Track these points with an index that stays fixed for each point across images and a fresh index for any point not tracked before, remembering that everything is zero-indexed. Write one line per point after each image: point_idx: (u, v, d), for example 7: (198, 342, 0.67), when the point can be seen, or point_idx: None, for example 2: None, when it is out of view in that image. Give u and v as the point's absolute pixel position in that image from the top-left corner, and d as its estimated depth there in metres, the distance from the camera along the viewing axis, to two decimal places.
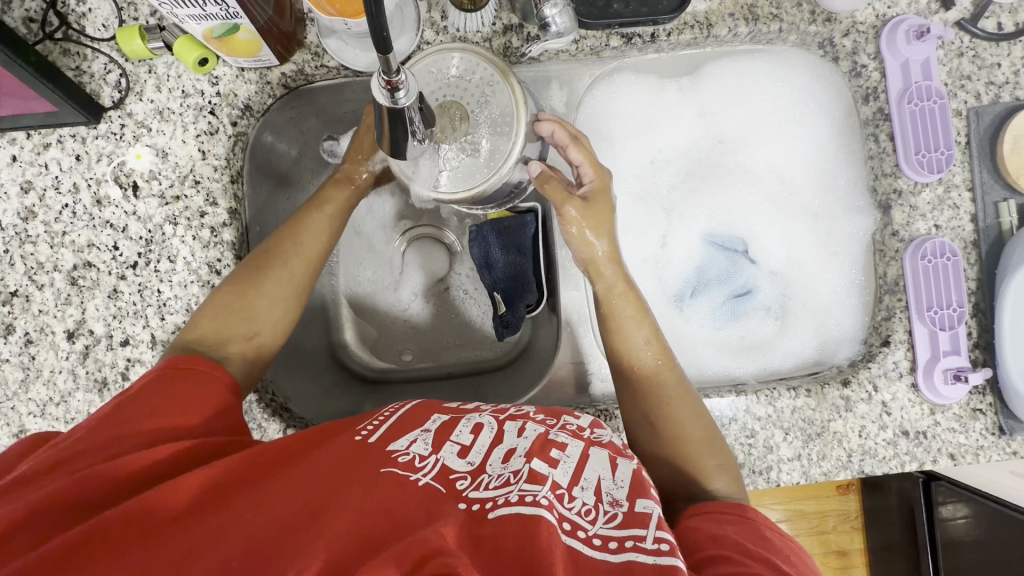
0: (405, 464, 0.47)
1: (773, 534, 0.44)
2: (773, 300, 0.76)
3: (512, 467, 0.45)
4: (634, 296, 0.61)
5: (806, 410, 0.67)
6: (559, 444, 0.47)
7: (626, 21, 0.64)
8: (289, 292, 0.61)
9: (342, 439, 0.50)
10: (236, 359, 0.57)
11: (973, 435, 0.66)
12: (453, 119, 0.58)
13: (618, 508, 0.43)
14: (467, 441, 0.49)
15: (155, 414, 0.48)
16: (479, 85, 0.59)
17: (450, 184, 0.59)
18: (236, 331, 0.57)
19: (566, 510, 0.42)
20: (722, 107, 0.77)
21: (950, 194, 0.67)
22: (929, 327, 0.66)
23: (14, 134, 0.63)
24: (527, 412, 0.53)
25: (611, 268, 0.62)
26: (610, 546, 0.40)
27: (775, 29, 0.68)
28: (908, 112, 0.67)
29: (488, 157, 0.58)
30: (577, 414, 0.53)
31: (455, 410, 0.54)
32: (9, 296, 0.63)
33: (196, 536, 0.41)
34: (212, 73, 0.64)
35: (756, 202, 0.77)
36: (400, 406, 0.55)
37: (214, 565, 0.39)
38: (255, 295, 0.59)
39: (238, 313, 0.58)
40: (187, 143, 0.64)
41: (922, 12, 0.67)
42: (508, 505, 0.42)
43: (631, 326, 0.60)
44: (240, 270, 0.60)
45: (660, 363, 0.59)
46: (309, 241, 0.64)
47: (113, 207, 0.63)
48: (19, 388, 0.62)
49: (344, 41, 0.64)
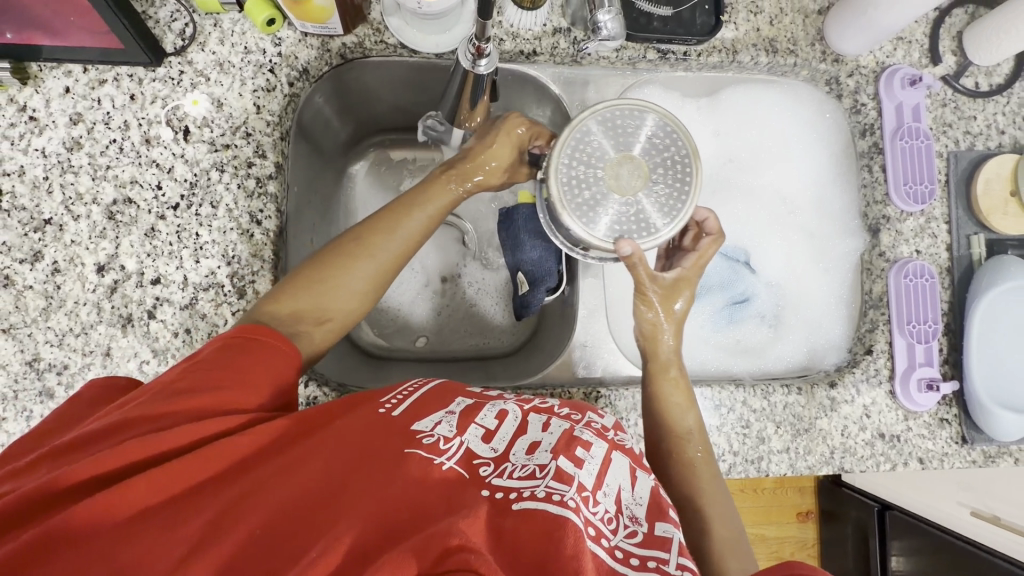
0: (429, 445, 0.48)
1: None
2: (768, 308, 0.82)
3: (537, 459, 0.48)
4: (684, 385, 0.64)
5: (797, 406, 0.72)
6: (584, 443, 0.49)
7: (663, 38, 0.72)
8: (365, 290, 0.61)
9: (364, 411, 0.51)
10: (306, 338, 0.57)
11: (940, 442, 0.73)
12: (629, 173, 0.56)
13: (638, 525, 0.45)
14: (492, 426, 0.52)
15: (190, 392, 0.48)
16: (669, 157, 0.57)
17: (598, 225, 0.56)
18: (311, 313, 0.58)
19: (590, 514, 0.44)
20: (735, 129, 0.83)
21: (930, 225, 0.76)
22: (908, 339, 0.73)
23: (71, 67, 0.64)
24: (551, 405, 0.57)
25: (669, 349, 0.65)
26: (632, 561, 0.42)
27: (790, 63, 0.77)
28: (900, 148, 0.75)
29: (652, 218, 0.56)
30: (600, 414, 0.57)
31: (477, 396, 0.57)
32: (41, 224, 0.62)
33: (216, 515, 0.42)
34: (276, 34, 0.67)
35: (761, 216, 0.83)
36: (421, 383, 0.58)
37: (239, 540, 0.40)
38: (336, 283, 0.59)
39: (314, 297, 0.58)
40: (243, 96, 0.66)
41: (914, 65, 0.77)
42: (534, 500, 0.44)
43: (677, 412, 0.63)
44: (321, 257, 0.61)
45: (700, 455, 0.62)
46: (388, 254, 0.62)
47: (162, 147, 0.65)
48: (39, 316, 0.62)
49: (405, 20, 0.68)
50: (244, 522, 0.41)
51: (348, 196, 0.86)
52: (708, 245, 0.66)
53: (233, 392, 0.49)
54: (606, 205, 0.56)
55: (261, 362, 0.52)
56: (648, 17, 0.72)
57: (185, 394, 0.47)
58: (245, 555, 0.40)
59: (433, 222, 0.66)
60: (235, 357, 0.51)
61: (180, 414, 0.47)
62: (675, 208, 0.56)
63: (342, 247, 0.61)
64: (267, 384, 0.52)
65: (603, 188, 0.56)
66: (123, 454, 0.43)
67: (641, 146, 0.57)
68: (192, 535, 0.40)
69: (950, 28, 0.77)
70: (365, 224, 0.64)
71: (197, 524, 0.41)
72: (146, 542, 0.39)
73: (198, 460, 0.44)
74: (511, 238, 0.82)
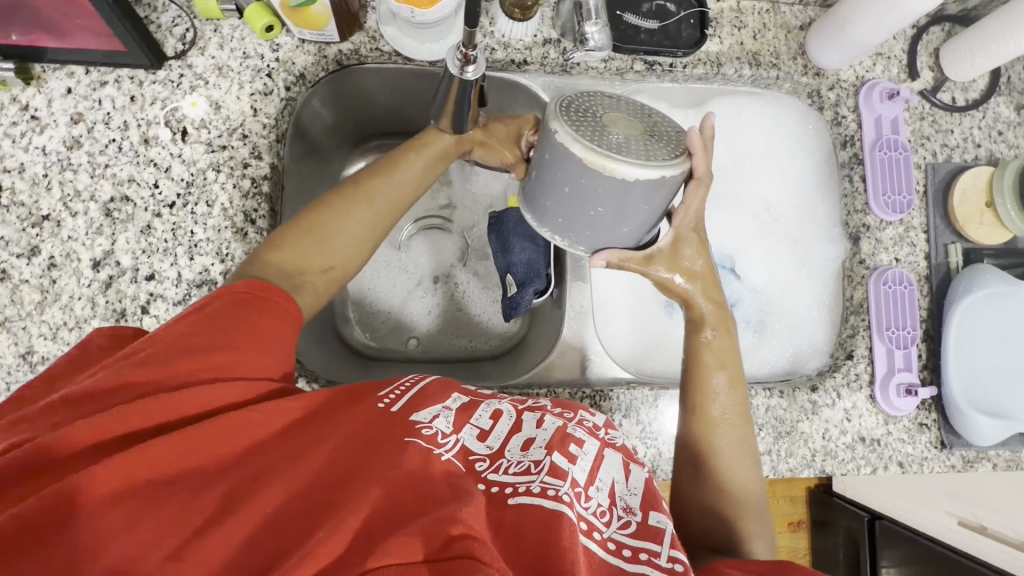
0: (428, 437, 0.49)
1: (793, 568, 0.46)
2: (752, 314, 0.83)
3: (532, 456, 0.49)
4: (727, 339, 0.62)
5: (779, 409, 0.74)
6: (577, 440, 0.51)
7: (650, 49, 0.74)
8: (361, 241, 0.62)
9: (363, 404, 0.52)
10: (309, 289, 0.58)
11: (919, 446, 0.75)
12: (628, 114, 0.50)
13: (632, 515, 0.47)
14: (486, 426, 0.53)
15: (196, 354, 0.47)
16: (668, 127, 0.51)
17: (598, 139, 0.46)
18: (311, 263, 0.58)
19: (583, 509, 0.46)
20: (721, 139, 0.85)
21: (909, 233, 0.78)
22: (887, 345, 0.75)
23: (73, 68, 0.66)
24: (543, 404, 0.57)
25: (712, 309, 0.61)
26: (624, 553, 0.44)
27: (773, 76, 0.79)
28: (879, 159, 0.78)
29: (649, 151, 0.47)
30: (591, 412, 0.57)
31: (472, 393, 0.57)
32: (39, 219, 0.64)
33: (226, 493, 0.42)
34: (275, 40, 0.69)
35: (746, 225, 0.85)
36: (420, 377, 0.58)
37: (248, 517, 0.41)
38: (337, 228, 0.60)
39: (315, 244, 0.59)
40: (241, 99, 0.68)
41: (893, 79, 0.80)
42: (529, 495, 0.45)
43: (707, 372, 0.61)
44: (319, 204, 0.62)
45: (727, 416, 0.60)
46: (385, 198, 0.63)
47: (160, 147, 0.66)
48: (34, 309, 0.63)
49: (400, 29, 0.70)
50: (259, 498, 0.42)
51: None
52: (691, 192, 0.57)
53: (235, 360, 0.49)
54: (601, 128, 0.47)
55: (268, 326, 0.52)
56: (635, 29, 0.75)
57: (191, 354, 0.47)
58: (262, 529, 0.41)
59: (430, 175, 0.67)
60: (241, 315, 0.50)
61: (186, 377, 0.46)
62: (672, 155, 0.47)
63: (342, 193, 0.62)
64: (273, 348, 0.52)
65: (601, 117, 0.48)
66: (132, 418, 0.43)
67: (642, 109, 0.52)
68: (209, 508, 0.41)
69: (927, 45, 0.80)
70: (363, 173, 0.65)
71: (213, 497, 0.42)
72: (158, 514, 0.39)
73: (204, 437, 0.44)
74: (502, 241, 0.83)
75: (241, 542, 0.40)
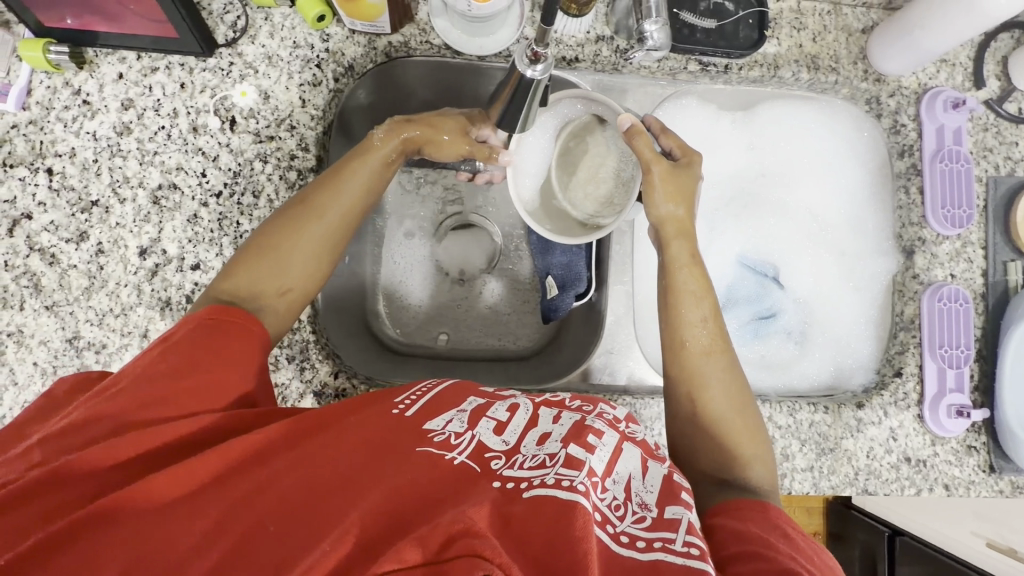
0: (440, 442, 0.48)
1: (795, 531, 0.46)
2: (794, 325, 0.81)
3: (547, 450, 0.48)
4: (699, 273, 0.62)
5: (822, 425, 0.72)
6: (596, 431, 0.49)
7: (706, 50, 0.72)
8: (321, 253, 0.58)
9: (374, 411, 0.50)
10: (270, 313, 0.55)
11: (967, 470, 0.73)
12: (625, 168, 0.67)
13: (647, 511, 0.45)
14: (503, 419, 0.52)
15: (168, 379, 0.46)
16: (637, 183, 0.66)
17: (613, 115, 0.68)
18: (267, 286, 0.55)
19: (598, 500, 0.44)
20: (768, 144, 0.82)
21: (966, 249, 0.75)
22: (939, 364, 0.73)
23: (125, 54, 0.66)
24: (562, 399, 0.57)
25: (679, 243, 0.62)
26: (639, 545, 0.42)
27: (831, 81, 0.76)
28: (939, 171, 0.75)
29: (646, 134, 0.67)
30: (613, 406, 0.56)
31: (490, 395, 0.56)
32: (88, 205, 0.64)
33: (224, 509, 0.41)
34: (325, 30, 0.68)
35: (793, 234, 0.82)
36: (436, 383, 0.57)
37: (250, 530, 0.40)
38: (291, 246, 0.57)
39: (272, 265, 0.56)
40: (290, 90, 0.67)
41: (957, 88, 0.77)
42: (544, 486, 0.43)
43: (689, 303, 0.61)
44: (282, 214, 0.59)
45: (711, 345, 0.60)
46: (349, 194, 0.60)
47: (208, 136, 0.66)
48: (82, 294, 0.63)
49: (452, 22, 0.69)
50: (258, 513, 0.41)
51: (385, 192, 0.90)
52: (669, 138, 0.65)
53: (212, 379, 0.48)
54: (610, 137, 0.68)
55: (239, 343, 0.50)
56: (692, 28, 0.72)
57: (169, 377, 0.46)
58: (260, 541, 0.40)
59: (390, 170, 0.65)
60: (213, 333, 0.49)
61: (169, 401, 0.46)
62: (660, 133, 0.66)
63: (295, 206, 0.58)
64: (247, 366, 0.51)
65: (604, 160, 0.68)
66: (119, 445, 0.43)
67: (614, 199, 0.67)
68: (208, 525, 0.40)
69: (995, 52, 0.77)
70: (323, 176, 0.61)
71: (213, 515, 0.41)
72: (156, 538, 0.39)
73: (198, 464, 0.43)
74: (542, 243, 0.82)
75: (242, 553, 0.39)
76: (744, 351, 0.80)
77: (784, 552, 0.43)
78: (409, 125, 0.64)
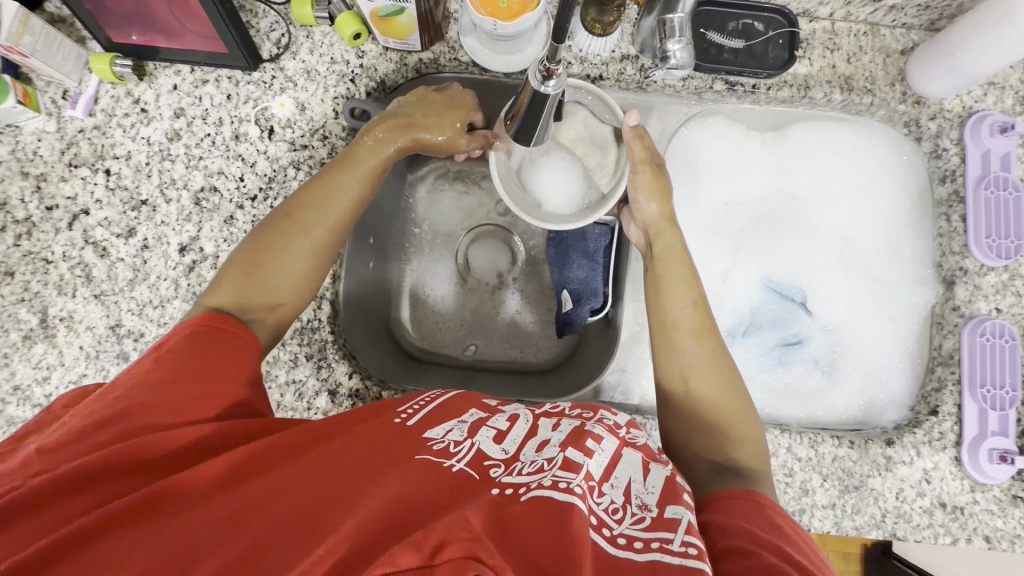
0: (439, 450, 0.49)
1: (784, 521, 0.44)
2: (822, 354, 0.77)
3: (546, 454, 0.47)
4: (686, 261, 0.62)
5: (847, 461, 0.68)
6: (596, 436, 0.49)
7: (733, 70, 0.71)
8: (306, 270, 0.60)
9: (380, 421, 0.52)
10: (258, 324, 0.58)
11: (1012, 522, 0.67)
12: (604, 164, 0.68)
13: (646, 512, 0.44)
14: (504, 428, 0.52)
15: (177, 385, 0.49)
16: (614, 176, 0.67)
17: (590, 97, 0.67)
18: (259, 301, 0.58)
19: (595, 504, 0.43)
20: (800, 165, 0.80)
21: (1014, 282, 0.71)
22: (980, 404, 0.68)
23: (180, 67, 0.71)
24: (562, 408, 0.57)
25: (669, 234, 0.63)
26: (635, 545, 0.41)
27: (866, 102, 0.74)
28: (984, 198, 0.72)
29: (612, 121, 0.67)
30: (614, 412, 0.56)
31: (491, 406, 0.56)
32: (138, 204, 0.69)
33: (230, 514, 0.43)
34: (361, 47, 0.72)
35: (823, 259, 0.79)
36: (439, 393, 0.58)
37: (251, 536, 0.41)
38: (280, 258, 0.59)
39: (261, 279, 0.58)
40: (325, 102, 0.71)
41: (1006, 111, 0.73)
42: (542, 488, 0.43)
43: (675, 286, 0.60)
44: (275, 219, 0.61)
45: (695, 324, 0.59)
46: (346, 198, 0.62)
47: (248, 143, 0.70)
48: (126, 286, 0.68)
49: (480, 41, 0.71)
50: (259, 520, 0.42)
51: (412, 202, 0.93)
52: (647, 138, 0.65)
53: (213, 385, 0.50)
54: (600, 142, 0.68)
55: (238, 357, 0.53)
56: (719, 48, 0.72)
57: (172, 386, 0.49)
58: (261, 545, 0.40)
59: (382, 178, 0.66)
60: (215, 344, 0.52)
61: (175, 406, 0.48)
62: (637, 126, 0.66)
63: (292, 213, 0.60)
64: (243, 373, 0.53)
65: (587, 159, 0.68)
66: (127, 450, 0.45)
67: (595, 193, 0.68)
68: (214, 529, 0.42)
69: None
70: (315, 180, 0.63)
71: (218, 519, 0.42)
72: (164, 540, 0.41)
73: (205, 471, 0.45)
74: (559, 256, 0.82)
75: (242, 557, 0.40)
76: (765, 377, 0.77)
77: (769, 545, 0.41)
78: (404, 135, 0.65)
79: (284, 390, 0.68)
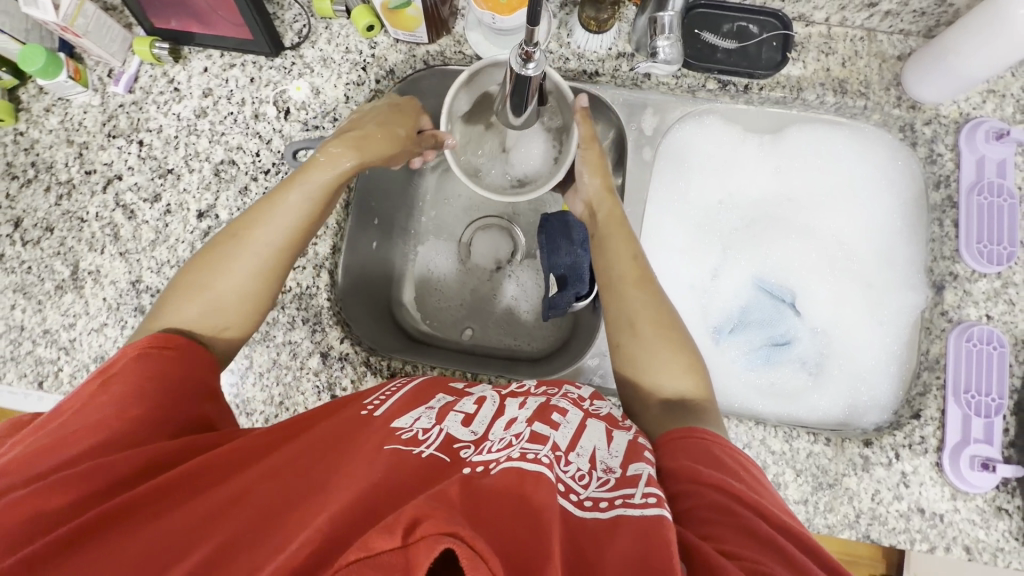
0: (408, 439, 0.49)
1: (722, 449, 0.48)
2: (809, 355, 0.77)
3: (513, 431, 0.49)
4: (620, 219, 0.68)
5: (822, 458, 0.68)
6: (560, 410, 0.52)
7: (725, 69, 0.74)
8: (253, 291, 0.61)
9: (347, 418, 0.54)
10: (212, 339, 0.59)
11: (994, 534, 0.66)
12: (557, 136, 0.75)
13: (610, 474, 0.46)
14: (471, 412, 0.55)
15: (137, 398, 0.51)
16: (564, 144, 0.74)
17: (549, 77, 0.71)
18: (214, 322, 0.59)
19: (561, 472, 0.46)
20: (794, 167, 0.81)
21: (1006, 290, 0.70)
22: (964, 410, 0.67)
23: (211, 52, 0.78)
24: (528, 388, 0.59)
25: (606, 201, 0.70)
26: (601, 505, 0.43)
27: (860, 105, 0.75)
28: (976, 204, 0.71)
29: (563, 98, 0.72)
30: (579, 387, 0.59)
31: (457, 393, 0.60)
32: (165, 172, 0.76)
33: (206, 514, 0.45)
34: (373, 39, 0.77)
35: (813, 260, 0.80)
36: (404, 385, 0.61)
37: (226, 534, 0.43)
38: (226, 274, 0.59)
39: (210, 301, 0.59)
40: (338, 87, 0.77)
41: (1005, 119, 0.73)
42: (513, 459, 0.45)
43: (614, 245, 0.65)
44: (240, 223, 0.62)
45: (634, 274, 0.62)
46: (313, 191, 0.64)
47: (266, 122, 0.77)
48: (148, 245, 0.75)
49: (483, 35, 0.76)
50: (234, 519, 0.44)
51: (417, 189, 0.98)
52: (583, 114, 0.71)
53: (169, 398, 0.52)
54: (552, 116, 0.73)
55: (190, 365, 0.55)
56: (713, 48, 0.75)
57: (131, 400, 0.50)
58: (236, 544, 0.42)
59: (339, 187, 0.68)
60: (171, 359, 0.54)
61: (138, 418, 0.50)
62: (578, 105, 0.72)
63: (265, 213, 0.62)
64: (187, 385, 0.54)
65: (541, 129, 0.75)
66: (95, 464, 0.46)
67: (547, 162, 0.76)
68: (191, 529, 0.44)
69: None
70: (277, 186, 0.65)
71: (194, 520, 0.44)
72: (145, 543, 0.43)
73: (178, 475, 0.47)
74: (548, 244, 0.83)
75: (218, 554, 0.41)
76: (747, 373, 0.77)
77: (713, 479, 0.45)
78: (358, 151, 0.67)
79: (280, 350, 0.73)
